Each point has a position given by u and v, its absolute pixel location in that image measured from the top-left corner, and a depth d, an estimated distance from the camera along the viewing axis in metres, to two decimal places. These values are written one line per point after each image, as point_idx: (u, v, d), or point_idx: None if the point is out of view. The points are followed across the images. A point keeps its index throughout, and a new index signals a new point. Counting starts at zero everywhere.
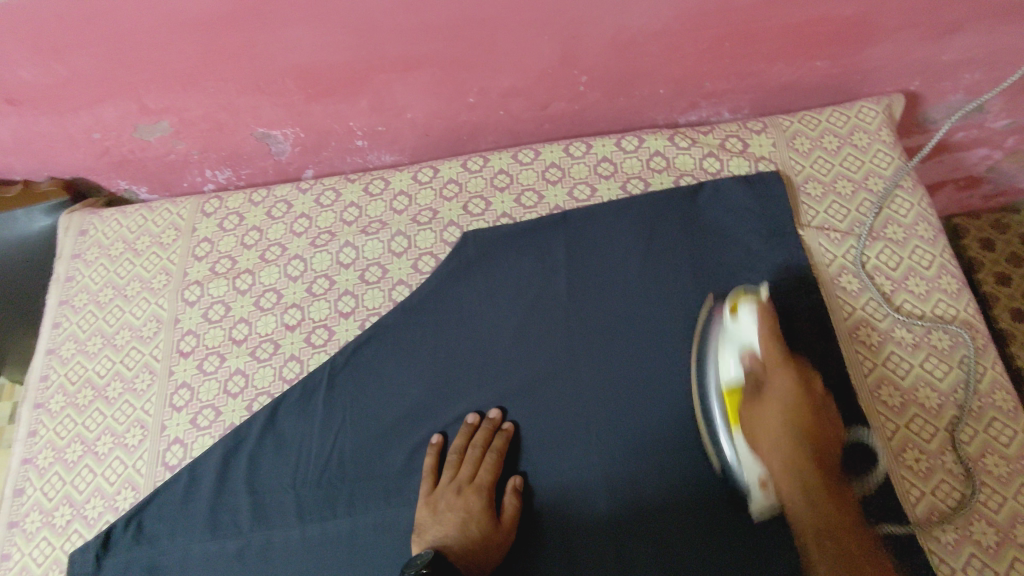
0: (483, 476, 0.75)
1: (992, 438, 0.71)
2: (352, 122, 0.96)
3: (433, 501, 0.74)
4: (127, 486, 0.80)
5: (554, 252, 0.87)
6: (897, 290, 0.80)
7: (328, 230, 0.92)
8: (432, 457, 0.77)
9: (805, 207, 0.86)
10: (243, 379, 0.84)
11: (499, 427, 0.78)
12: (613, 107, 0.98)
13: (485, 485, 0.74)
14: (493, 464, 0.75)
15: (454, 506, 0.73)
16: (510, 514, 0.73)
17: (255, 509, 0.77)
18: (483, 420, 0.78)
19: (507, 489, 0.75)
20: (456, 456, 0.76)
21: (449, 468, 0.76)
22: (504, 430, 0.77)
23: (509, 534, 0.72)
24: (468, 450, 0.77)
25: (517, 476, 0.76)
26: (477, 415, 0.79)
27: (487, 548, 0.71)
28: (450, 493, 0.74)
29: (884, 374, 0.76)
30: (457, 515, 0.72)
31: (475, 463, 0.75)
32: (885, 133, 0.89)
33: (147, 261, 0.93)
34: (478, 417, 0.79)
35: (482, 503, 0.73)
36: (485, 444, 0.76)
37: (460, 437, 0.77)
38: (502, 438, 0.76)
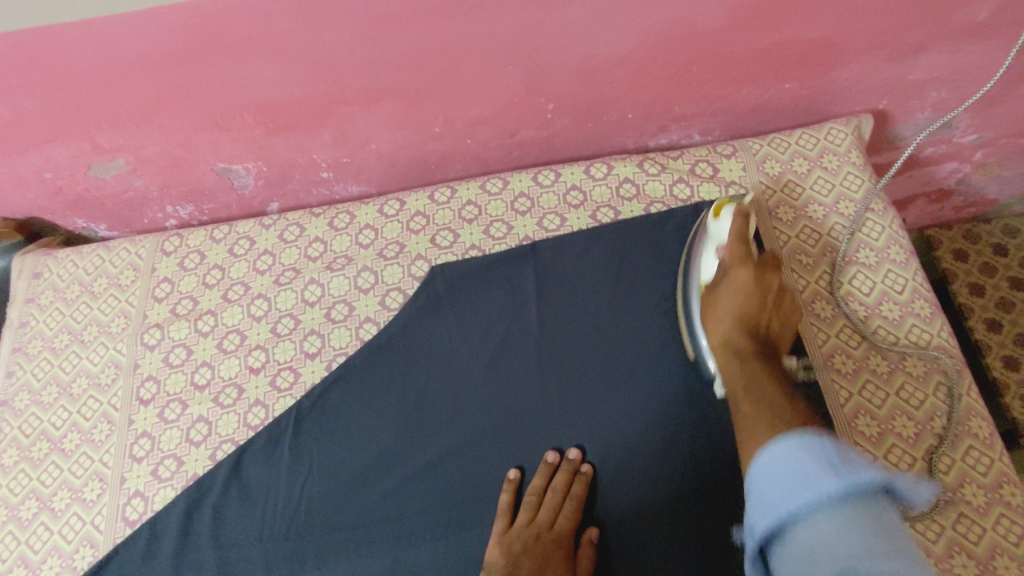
0: (562, 524, 0.71)
1: (970, 468, 0.70)
2: (315, 154, 0.94)
3: (507, 544, 0.70)
4: (85, 544, 0.76)
5: (525, 285, 0.85)
6: (871, 316, 0.79)
7: (292, 267, 0.89)
8: (508, 494, 0.73)
9: (777, 232, 0.85)
10: (207, 426, 0.81)
11: (579, 469, 0.74)
12: (582, 133, 0.96)
13: (563, 534, 0.71)
14: (574, 511, 0.72)
15: (531, 552, 0.69)
16: (586, 568, 0.69)
17: (220, 565, 0.74)
18: (562, 460, 0.75)
19: (583, 541, 0.71)
20: (536, 497, 0.73)
21: (526, 510, 0.72)
22: (583, 473, 0.73)
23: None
24: (547, 492, 0.73)
25: (593, 527, 0.72)
26: (557, 455, 0.75)
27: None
28: (528, 538, 0.70)
29: (861, 403, 0.74)
30: (535, 560, 0.69)
31: (555, 508, 0.72)
32: (855, 155, 0.88)
33: (105, 304, 0.90)
34: (558, 456, 0.75)
35: (560, 552, 0.70)
36: (566, 488, 0.73)
37: (540, 477, 0.74)
38: (581, 482, 0.73)
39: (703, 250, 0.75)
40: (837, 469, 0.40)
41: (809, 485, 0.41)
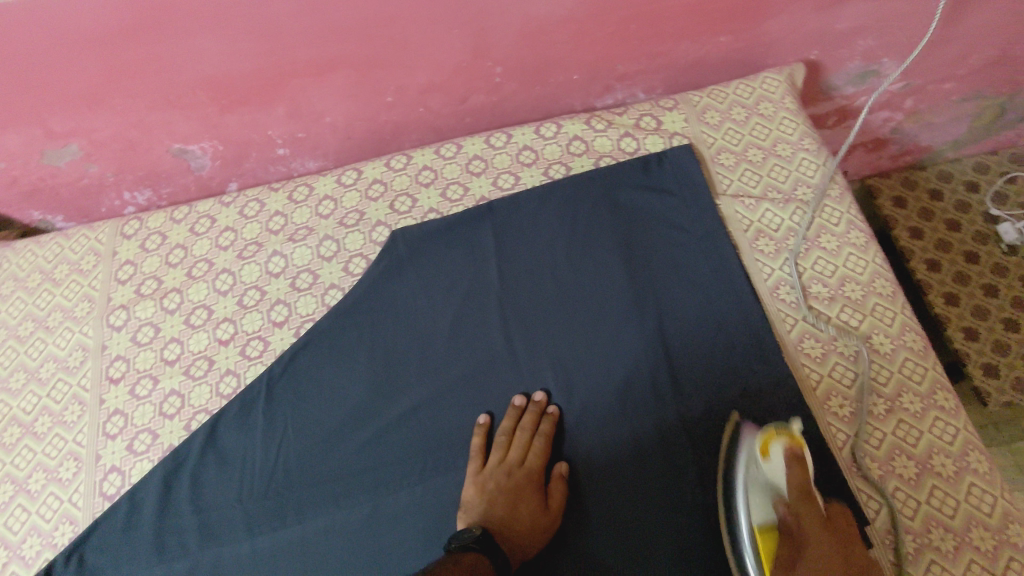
0: (532, 461, 0.75)
1: (906, 377, 0.75)
2: (271, 131, 0.95)
3: (481, 482, 0.74)
4: (65, 521, 0.77)
5: (484, 242, 0.88)
6: (812, 248, 0.84)
7: (254, 241, 0.91)
8: (480, 437, 0.77)
9: (720, 176, 0.89)
10: (179, 398, 0.83)
11: (546, 411, 0.78)
12: (531, 96, 0.99)
13: (534, 469, 0.74)
14: (543, 448, 0.75)
15: (503, 487, 0.73)
16: (557, 498, 0.72)
17: (203, 527, 0.76)
18: (530, 403, 0.78)
19: (554, 474, 0.74)
20: (506, 437, 0.76)
21: (498, 450, 0.76)
22: (550, 414, 0.77)
23: (556, 519, 0.71)
24: (517, 432, 0.76)
25: (563, 462, 0.75)
26: (524, 398, 0.78)
27: (532, 531, 0.70)
28: (500, 475, 0.74)
29: (805, 328, 0.79)
30: (507, 495, 0.72)
31: (526, 446, 0.75)
32: (789, 102, 0.93)
33: (68, 289, 0.90)
34: (526, 400, 0.79)
35: (533, 486, 0.73)
36: (534, 427, 0.77)
37: (509, 419, 0.77)
38: (549, 422, 0.76)
39: None
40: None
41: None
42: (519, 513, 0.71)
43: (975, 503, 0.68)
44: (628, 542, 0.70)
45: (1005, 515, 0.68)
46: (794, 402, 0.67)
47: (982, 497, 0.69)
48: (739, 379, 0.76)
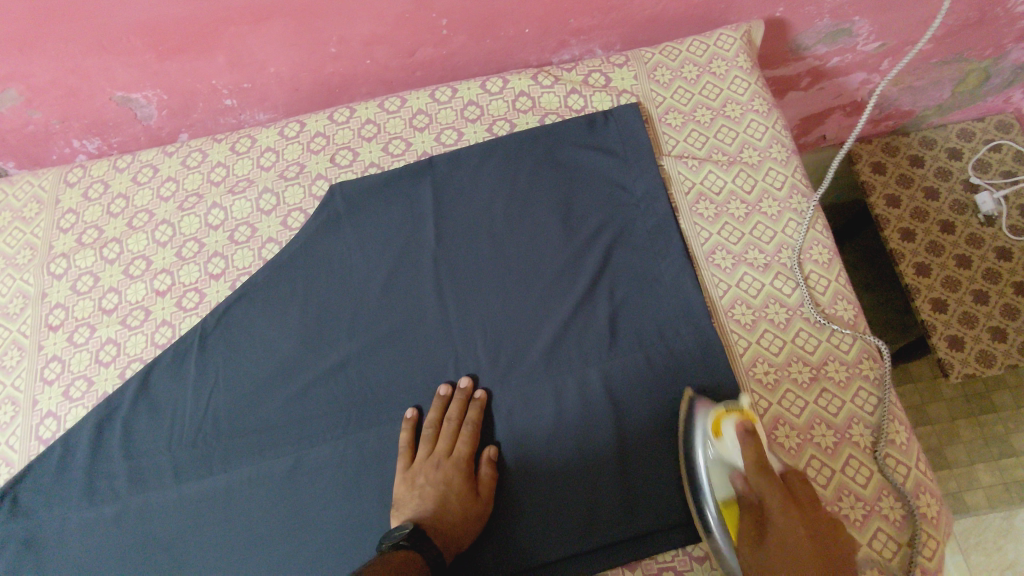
0: (461, 450, 0.74)
1: (834, 346, 0.74)
2: (215, 80, 0.94)
3: (411, 477, 0.73)
4: (2, 462, 0.79)
5: (422, 199, 0.87)
6: (752, 213, 0.82)
7: (195, 192, 0.90)
8: (407, 432, 0.76)
9: (666, 137, 0.87)
10: (115, 347, 0.84)
11: (473, 396, 0.76)
12: (482, 49, 0.97)
13: (463, 458, 0.73)
14: (471, 436, 0.74)
15: (433, 480, 0.72)
16: (487, 484, 0.72)
17: (132, 474, 0.78)
18: (456, 390, 0.77)
19: (483, 460, 0.73)
20: (433, 430, 0.75)
21: (425, 444, 0.75)
22: (477, 399, 0.75)
23: (488, 505, 0.71)
24: (444, 423, 0.75)
25: (492, 447, 0.74)
26: (449, 386, 0.77)
27: (464, 520, 0.69)
28: (429, 468, 0.73)
29: (737, 294, 0.78)
30: (438, 488, 0.71)
31: (453, 436, 0.74)
32: (743, 60, 0.89)
33: (10, 236, 0.91)
34: (451, 388, 0.77)
35: (462, 475, 0.72)
36: (461, 416, 0.75)
37: (435, 410, 0.76)
38: (476, 407, 0.75)
39: None
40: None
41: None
42: (451, 505, 0.70)
43: (887, 472, 0.69)
44: (555, 517, 0.70)
45: (917, 485, 0.68)
46: None
47: (897, 467, 0.69)
48: (665, 342, 0.76)
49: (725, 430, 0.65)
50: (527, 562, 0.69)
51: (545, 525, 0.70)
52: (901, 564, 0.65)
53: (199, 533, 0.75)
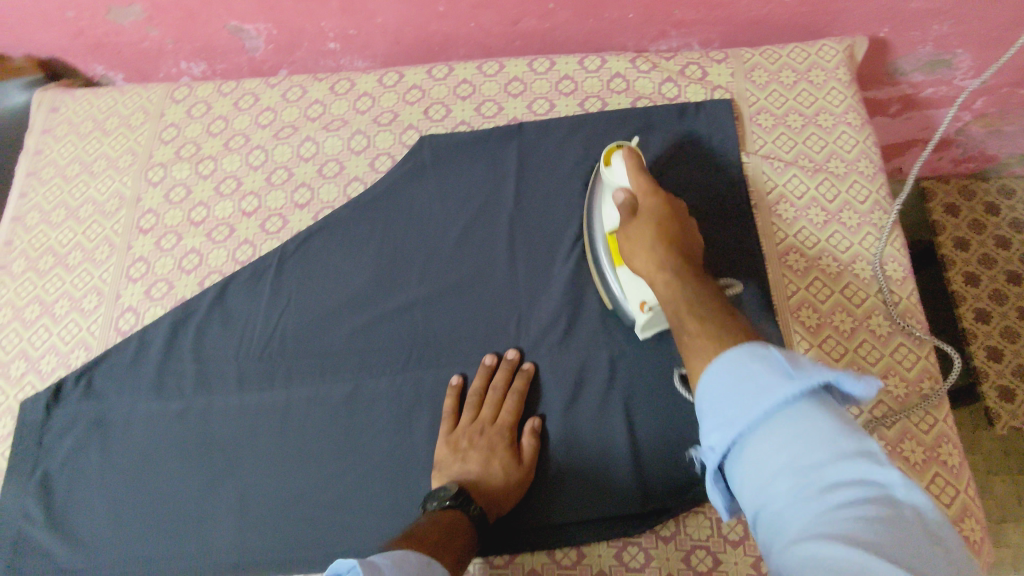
0: (505, 417, 0.75)
1: (896, 361, 0.75)
2: (324, 23, 0.98)
3: (454, 441, 0.74)
4: (80, 346, 0.84)
5: (507, 161, 0.89)
6: (830, 221, 0.82)
7: (291, 124, 0.94)
8: (452, 398, 0.77)
9: (754, 136, 0.88)
10: (198, 257, 0.88)
11: (520, 368, 0.78)
12: (583, 28, 0.99)
13: (507, 426, 0.74)
14: (515, 405, 0.75)
15: (477, 445, 0.73)
16: (530, 452, 0.73)
17: (199, 375, 0.81)
18: (502, 361, 0.79)
19: (527, 430, 0.74)
20: (477, 397, 0.76)
21: (469, 410, 0.76)
22: (523, 371, 0.77)
23: (529, 472, 0.72)
24: (488, 391, 0.77)
25: (536, 419, 0.75)
26: (495, 357, 0.79)
27: (507, 485, 0.70)
28: (472, 433, 0.74)
29: (805, 297, 0.79)
30: (481, 450, 0.72)
31: (497, 404, 0.76)
32: (842, 72, 0.90)
33: (115, 140, 0.95)
34: (497, 358, 0.79)
35: (506, 442, 0.73)
36: (506, 386, 0.77)
37: (480, 378, 0.78)
38: (522, 378, 0.77)
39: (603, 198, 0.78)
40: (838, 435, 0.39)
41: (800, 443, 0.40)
42: (493, 469, 0.71)
43: (936, 491, 0.68)
44: (596, 479, 0.72)
45: (963, 508, 0.68)
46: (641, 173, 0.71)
47: (944, 489, 0.68)
48: None
49: (608, 175, 0.75)
50: (563, 517, 0.71)
51: (586, 485, 0.72)
52: None
53: (256, 442, 0.78)
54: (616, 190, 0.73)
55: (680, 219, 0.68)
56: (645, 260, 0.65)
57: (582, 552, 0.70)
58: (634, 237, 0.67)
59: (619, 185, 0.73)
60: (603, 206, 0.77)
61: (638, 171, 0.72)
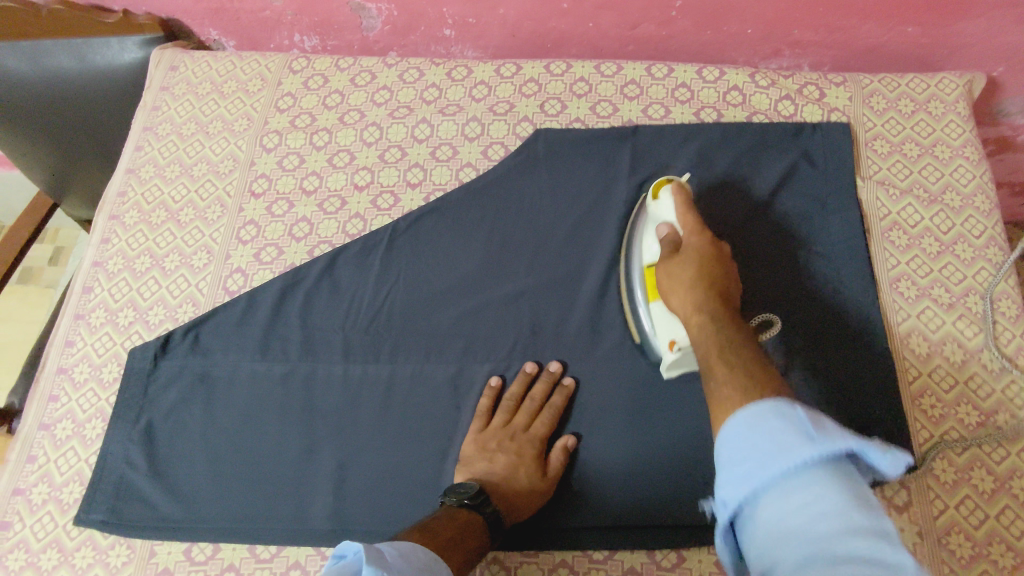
0: (537, 428, 0.75)
1: (1007, 398, 0.75)
2: (446, 8, 0.99)
3: (484, 441, 0.75)
4: (188, 301, 0.85)
5: (620, 162, 0.90)
6: (944, 252, 0.83)
7: (407, 105, 0.95)
8: (488, 398, 0.78)
9: (869, 161, 0.89)
10: (308, 226, 0.89)
11: (559, 382, 0.78)
12: (699, 39, 0.99)
13: (538, 436, 0.75)
14: (549, 418, 0.75)
15: (506, 448, 0.74)
16: (557, 468, 0.73)
17: (306, 341, 0.82)
18: (542, 372, 0.79)
19: (557, 445, 0.74)
20: (512, 402, 0.77)
21: (503, 413, 0.77)
22: (562, 386, 0.77)
23: (552, 485, 0.72)
24: (525, 399, 0.77)
25: (570, 436, 0.76)
26: (537, 366, 0.79)
27: (527, 495, 0.71)
28: (503, 436, 0.75)
29: (916, 325, 0.79)
30: (508, 457, 0.73)
31: (531, 414, 0.76)
32: (961, 106, 0.90)
33: (232, 104, 0.97)
34: (539, 368, 0.79)
35: (534, 451, 0.74)
36: (544, 397, 0.77)
37: (518, 385, 0.78)
38: (561, 394, 0.77)
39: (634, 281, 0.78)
40: (811, 437, 0.41)
41: (783, 446, 0.41)
42: (518, 476, 0.72)
43: None
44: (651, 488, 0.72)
45: None
46: (688, 211, 0.73)
47: None
48: (836, 350, 0.77)
49: (660, 194, 0.77)
50: (617, 522, 0.72)
51: (661, 492, 0.72)
52: None
53: (358, 413, 0.78)
54: (672, 200, 0.75)
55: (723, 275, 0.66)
56: (682, 300, 0.65)
57: (682, 556, 0.70)
58: (673, 277, 0.67)
59: (664, 219, 0.76)
60: (648, 316, 0.75)
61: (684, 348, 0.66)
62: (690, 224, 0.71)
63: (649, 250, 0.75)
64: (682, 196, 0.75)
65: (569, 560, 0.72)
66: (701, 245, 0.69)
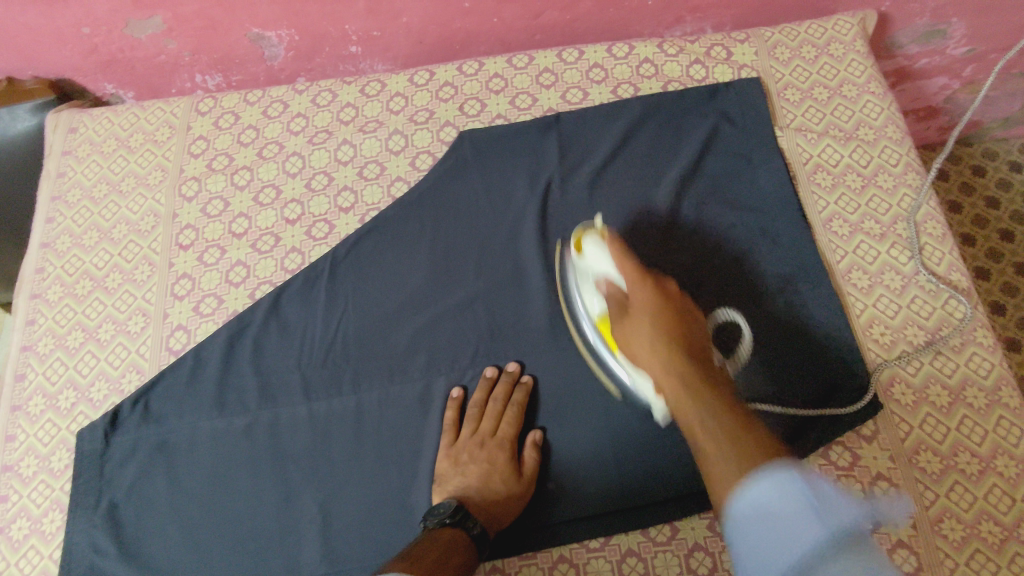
0: (504, 431, 0.75)
1: (948, 314, 0.78)
2: (348, 25, 0.97)
3: (455, 455, 0.74)
4: (132, 370, 0.82)
5: (548, 151, 0.90)
6: (868, 186, 0.86)
7: (325, 129, 0.93)
8: (452, 411, 0.77)
9: (784, 111, 0.91)
10: (245, 269, 0.86)
11: (519, 380, 0.77)
12: (604, 18, 1.00)
13: (507, 439, 0.75)
14: (514, 418, 0.75)
15: (477, 459, 0.74)
16: (531, 467, 0.73)
17: (263, 388, 0.80)
18: (502, 374, 0.78)
19: (528, 443, 0.75)
20: (477, 410, 0.76)
21: (470, 422, 0.76)
22: (522, 384, 0.77)
23: (529, 485, 0.72)
24: (489, 403, 0.77)
25: (537, 431, 0.76)
26: (496, 369, 0.78)
27: (506, 501, 0.71)
28: (473, 447, 0.74)
29: (854, 260, 0.82)
30: (480, 466, 0.73)
31: (498, 416, 0.75)
32: (859, 44, 0.94)
33: (142, 157, 0.93)
34: (498, 370, 0.78)
35: (505, 455, 0.73)
36: (506, 397, 0.76)
37: (481, 391, 0.77)
38: (522, 391, 0.76)
39: (575, 283, 0.78)
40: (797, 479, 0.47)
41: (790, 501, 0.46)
42: (493, 484, 0.72)
43: (1001, 432, 0.72)
44: (630, 465, 0.73)
45: None
46: (626, 261, 0.71)
47: (1010, 429, 0.72)
48: (784, 297, 0.79)
49: (585, 248, 0.75)
50: (603, 508, 0.72)
51: (642, 467, 0.73)
52: (1017, 517, 0.68)
53: (332, 450, 0.76)
54: (600, 251, 0.73)
55: (685, 317, 0.66)
56: (650, 364, 0.63)
57: (676, 526, 0.71)
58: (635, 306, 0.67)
59: (598, 269, 0.73)
60: (583, 291, 0.76)
61: (619, 252, 0.72)
62: (638, 304, 0.67)
63: (595, 305, 0.74)
64: (611, 237, 0.73)
65: (568, 554, 0.72)
66: (644, 296, 0.68)
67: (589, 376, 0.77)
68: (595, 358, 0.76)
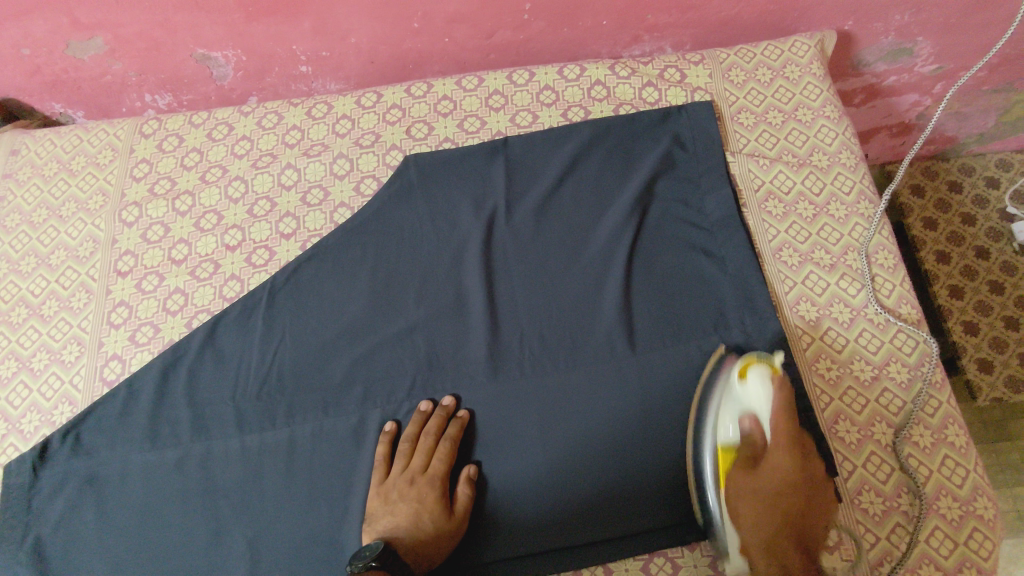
0: (436, 466, 0.73)
1: (897, 348, 0.76)
2: (295, 46, 0.95)
3: (385, 493, 0.72)
4: (64, 401, 0.80)
5: (494, 177, 0.88)
6: (819, 214, 0.84)
7: (270, 152, 0.92)
8: (384, 446, 0.75)
9: (737, 135, 0.89)
10: (183, 297, 0.84)
11: (454, 414, 0.76)
12: (557, 38, 0.98)
13: (438, 475, 0.72)
14: (447, 453, 0.73)
15: (406, 497, 0.72)
16: (462, 504, 0.71)
17: (195, 421, 0.78)
18: (437, 407, 0.76)
19: (461, 478, 0.73)
20: (409, 444, 0.74)
21: (401, 458, 0.74)
22: (458, 418, 0.75)
23: (461, 523, 0.70)
24: (421, 437, 0.75)
25: (471, 466, 0.74)
26: (430, 403, 0.76)
27: (436, 540, 0.69)
28: (403, 483, 0.72)
29: (803, 291, 0.80)
30: (410, 504, 0.71)
31: (429, 452, 0.73)
32: (816, 66, 0.92)
33: (83, 181, 0.92)
34: (433, 404, 0.76)
35: (435, 493, 0.71)
36: (440, 431, 0.74)
37: (413, 425, 0.75)
38: (456, 425, 0.74)
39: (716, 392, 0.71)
40: None
41: None
42: (422, 523, 0.69)
43: (946, 473, 0.70)
44: (566, 503, 0.71)
45: (975, 488, 0.69)
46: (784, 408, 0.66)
47: (954, 470, 0.70)
48: (728, 329, 0.77)
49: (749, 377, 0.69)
50: (537, 546, 0.71)
51: (577, 506, 0.71)
52: (958, 563, 0.66)
53: (261, 486, 0.74)
54: (764, 386, 0.67)
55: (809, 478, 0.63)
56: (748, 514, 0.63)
57: (609, 567, 0.70)
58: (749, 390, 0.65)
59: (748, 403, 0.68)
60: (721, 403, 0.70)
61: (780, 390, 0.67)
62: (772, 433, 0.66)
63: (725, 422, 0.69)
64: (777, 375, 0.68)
65: None
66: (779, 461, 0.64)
67: (526, 410, 0.76)
68: (647, 418, 0.73)
